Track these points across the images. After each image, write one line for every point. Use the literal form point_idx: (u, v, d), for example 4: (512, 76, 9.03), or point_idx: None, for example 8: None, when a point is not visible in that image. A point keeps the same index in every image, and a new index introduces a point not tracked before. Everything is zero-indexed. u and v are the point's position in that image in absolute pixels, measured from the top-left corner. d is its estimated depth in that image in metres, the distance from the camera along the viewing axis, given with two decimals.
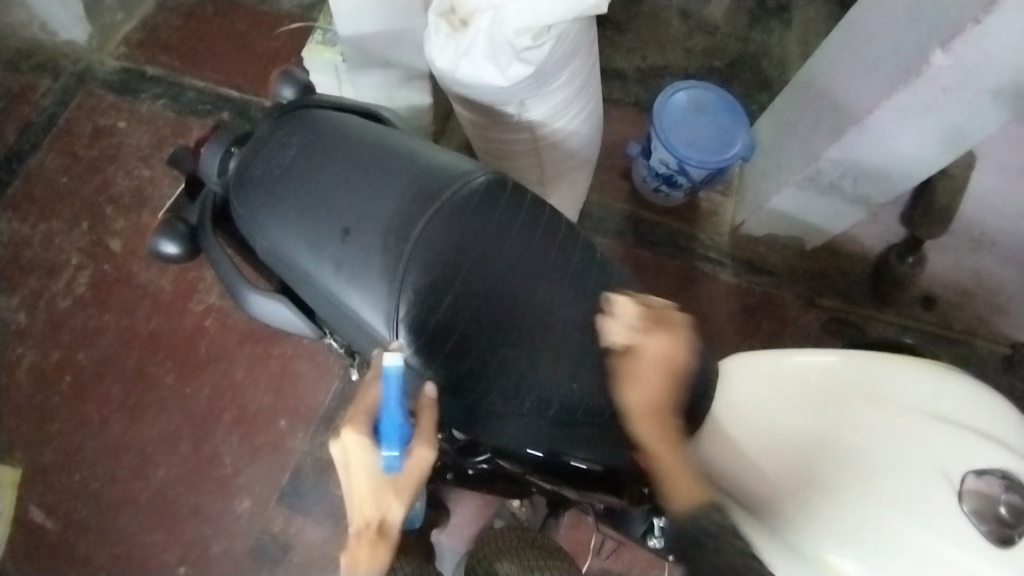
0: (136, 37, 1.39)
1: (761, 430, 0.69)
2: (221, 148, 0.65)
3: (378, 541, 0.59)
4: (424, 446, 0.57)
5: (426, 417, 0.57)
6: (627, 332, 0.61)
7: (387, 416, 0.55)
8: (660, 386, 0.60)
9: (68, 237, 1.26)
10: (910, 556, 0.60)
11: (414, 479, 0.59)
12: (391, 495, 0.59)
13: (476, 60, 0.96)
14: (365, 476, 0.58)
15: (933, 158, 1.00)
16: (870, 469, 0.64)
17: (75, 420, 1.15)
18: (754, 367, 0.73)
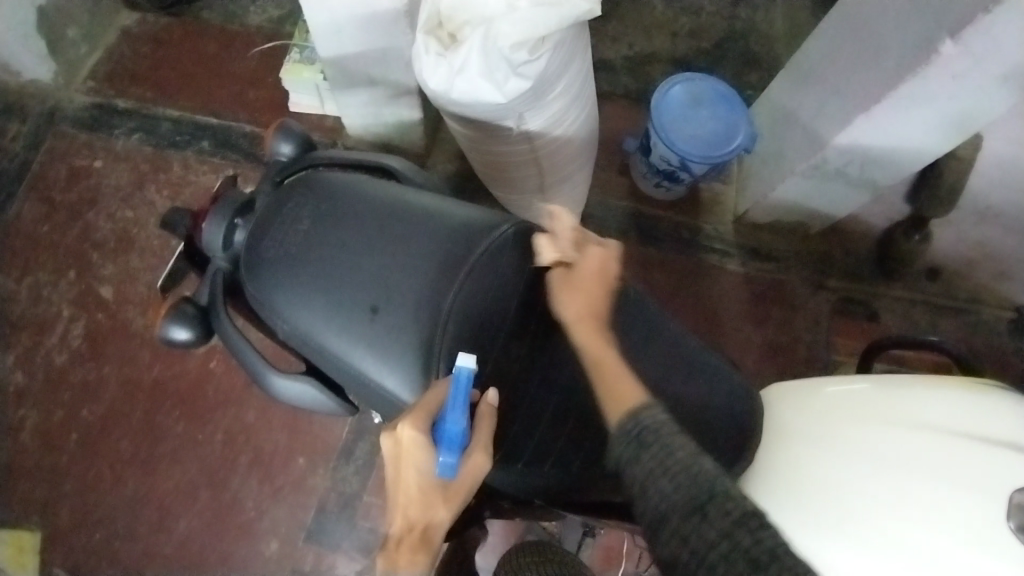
0: (102, 69, 1.33)
1: (794, 455, 0.69)
2: (224, 221, 0.62)
3: (421, 548, 0.54)
4: (482, 453, 0.53)
5: (485, 420, 0.54)
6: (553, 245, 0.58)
7: (452, 418, 0.50)
8: (597, 292, 0.57)
9: (56, 288, 1.21)
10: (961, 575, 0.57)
11: (468, 489, 0.54)
12: (440, 501, 0.53)
13: (471, 78, 0.91)
14: (414, 477, 0.52)
15: (942, 139, 0.98)
16: (905, 487, 0.62)
17: (88, 478, 1.12)
18: (794, 402, 0.75)
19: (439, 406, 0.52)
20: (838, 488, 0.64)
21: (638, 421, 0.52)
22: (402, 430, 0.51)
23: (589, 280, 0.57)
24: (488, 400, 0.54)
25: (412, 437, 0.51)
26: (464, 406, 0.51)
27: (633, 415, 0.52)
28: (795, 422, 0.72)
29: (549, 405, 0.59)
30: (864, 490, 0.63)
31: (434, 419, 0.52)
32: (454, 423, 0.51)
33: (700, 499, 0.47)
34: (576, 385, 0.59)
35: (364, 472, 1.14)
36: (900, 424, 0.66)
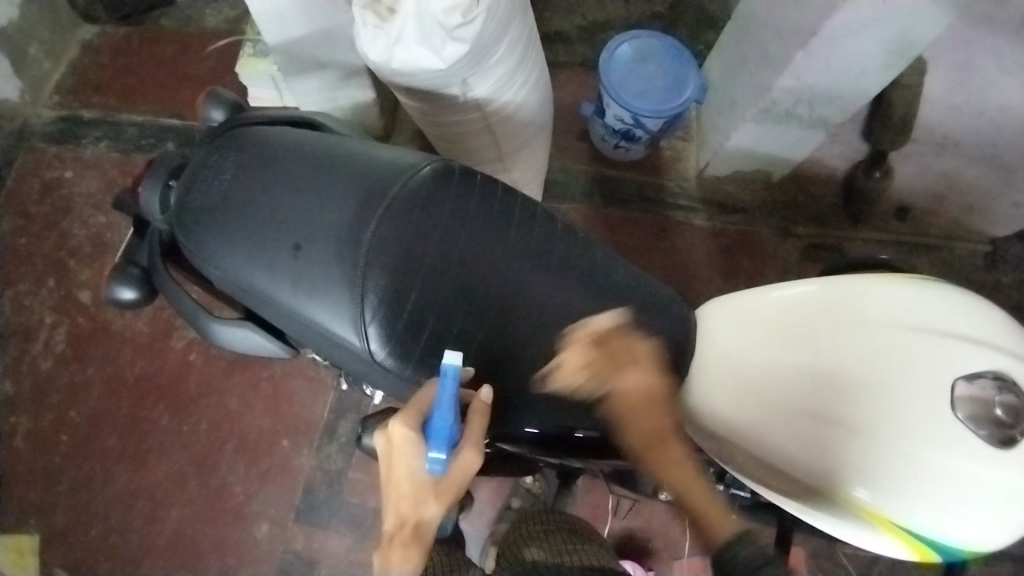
0: (68, 83, 1.36)
1: (747, 361, 0.73)
2: (159, 183, 0.64)
3: (412, 542, 0.57)
4: (473, 452, 0.55)
5: (477, 419, 0.56)
6: (585, 377, 0.61)
7: (437, 418, 0.52)
8: (655, 422, 0.60)
9: (36, 298, 1.24)
10: (916, 473, 0.62)
11: (458, 486, 0.56)
12: (430, 498, 0.56)
13: (410, 46, 0.93)
14: (407, 474, 0.55)
15: (885, 67, 0.99)
16: (856, 386, 0.66)
17: (78, 477, 1.15)
18: (734, 316, 0.76)
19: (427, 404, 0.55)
20: (797, 398, 0.68)
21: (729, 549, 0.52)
22: (394, 428, 0.54)
23: (632, 410, 0.60)
24: (480, 397, 0.56)
25: (402, 433, 0.54)
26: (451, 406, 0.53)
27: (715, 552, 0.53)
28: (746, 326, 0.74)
29: (480, 330, 0.60)
30: (823, 398, 0.67)
31: (424, 418, 0.54)
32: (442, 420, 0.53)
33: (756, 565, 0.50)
34: (505, 310, 0.61)
35: (348, 450, 1.16)
36: (850, 325, 0.69)
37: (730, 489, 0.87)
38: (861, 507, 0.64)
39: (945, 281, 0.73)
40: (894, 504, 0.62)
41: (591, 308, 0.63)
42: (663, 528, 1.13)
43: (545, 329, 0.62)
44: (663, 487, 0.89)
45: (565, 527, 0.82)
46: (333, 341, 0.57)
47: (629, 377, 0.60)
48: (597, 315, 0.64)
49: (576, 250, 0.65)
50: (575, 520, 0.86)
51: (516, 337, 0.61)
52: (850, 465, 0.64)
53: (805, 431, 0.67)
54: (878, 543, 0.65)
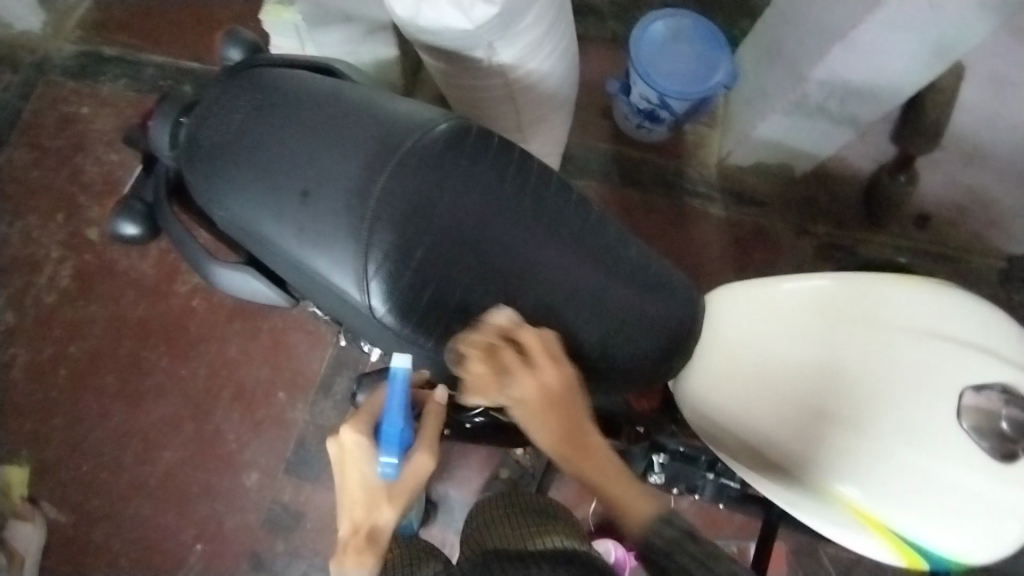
0: (90, 18, 1.34)
1: (752, 352, 0.70)
2: (170, 119, 0.62)
3: (366, 547, 0.57)
4: (424, 453, 0.59)
5: (430, 420, 0.61)
6: (484, 385, 0.55)
7: (389, 419, 0.58)
8: (567, 421, 0.56)
9: (45, 232, 1.24)
10: (914, 480, 0.61)
11: (410, 490, 0.59)
12: (384, 502, 0.58)
13: (439, 4, 0.92)
14: (361, 480, 0.59)
15: (922, 70, 0.97)
16: (859, 389, 0.65)
17: (75, 413, 1.17)
18: (743, 300, 0.72)
19: (377, 412, 0.60)
20: (799, 395, 0.67)
21: (653, 539, 0.53)
22: (345, 433, 0.59)
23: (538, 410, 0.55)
24: (433, 399, 0.62)
25: (354, 438, 0.59)
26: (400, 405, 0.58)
27: (643, 541, 0.53)
28: (753, 318, 0.71)
29: (485, 295, 0.59)
30: (832, 397, 0.66)
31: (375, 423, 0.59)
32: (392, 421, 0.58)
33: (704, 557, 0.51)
34: (510, 277, 0.59)
35: (342, 408, 1.16)
36: (865, 325, 0.68)
37: (720, 479, 0.86)
38: (852, 507, 0.63)
39: (961, 287, 0.71)
40: (887, 508, 0.62)
41: (598, 283, 0.62)
42: None
43: (550, 302, 0.60)
44: (653, 471, 0.86)
45: (535, 509, 0.77)
46: (335, 294, 0.56)
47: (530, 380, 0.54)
48: (603, 292, 0.62)
49: (587, 222, 0.63)
50: (547, 501, 0.80)
51: (522, 307, 0.60)
52: (847, 465, 0.63)
53: (805, 430, 0.66)
54: (867, 546, 0.64)
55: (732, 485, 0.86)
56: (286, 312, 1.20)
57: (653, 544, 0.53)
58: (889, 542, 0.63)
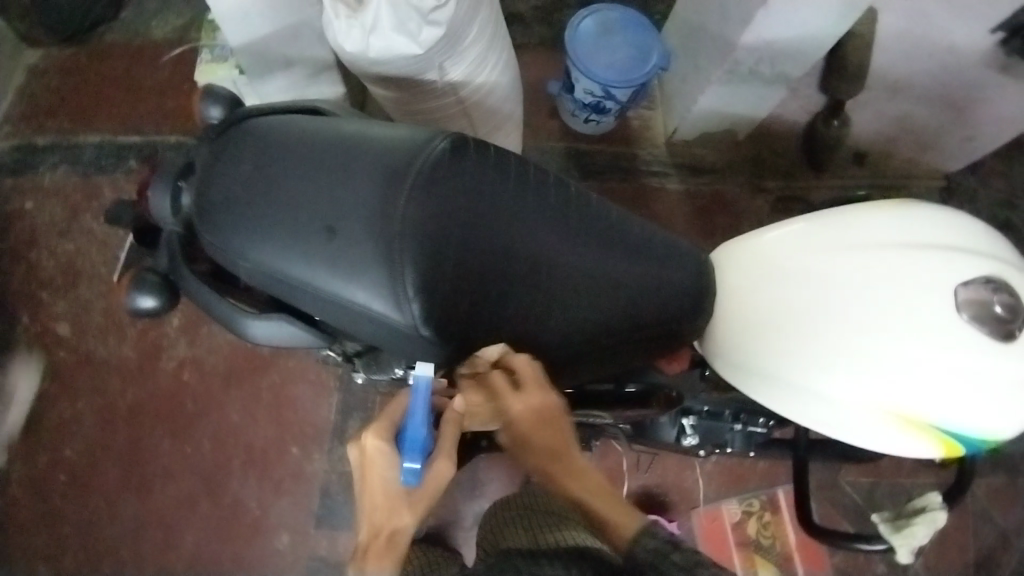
0: (15, 111, 1.30)
1: (764, 297, 0.74)
2: (168, 185, 0.62)
3: (386, 550, 0.62)
4: (445, 463, 0.60)
5: (452, 427, 0.61)
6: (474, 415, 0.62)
7: (411, 427, 0.58)
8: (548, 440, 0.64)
9: (13, 336, 1.20)
10: (937, 375, 0.67)
11: (428, 497, 0.62)
12: (403, 508, 0.61)
13: (386, 33, 0.93)
14: (382, 484, 0.61)
15: (838, 18, 1.04)
16: (859, 305, 0.70)
17: (83, 515, 1.12)
18: (741, 254, 0.78)
19: (399, 418, 0.61)
20: (820, 326, 0.71)
21: (636, 552, 0.59)
22: (366, 439, 0.61)
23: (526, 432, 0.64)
24: (454, 407, 0.61)
25: (375, 445, 0.61)
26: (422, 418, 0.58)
27: (629, 553, 0.59)
28: (744, 268, 0.77)
29: (517, 295, 0.61)
30: (848, 321, 0.70)
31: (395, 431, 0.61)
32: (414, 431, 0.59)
33: (666, 549, 0.58)
34: (536, 273, 0.62)
35: None
36: (859, 251, 0.73)
37: (747, 427, 0.91)
38: (890, 413, 0.68)
39: (922, 202, 0.78)
40: (919, 404, 0.67)
41: (615, 264, 0.65)
42: (678, 481, 1.17)
43: (577, 291, 0.64)
44: (686, 434, 0.92)
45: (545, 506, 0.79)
46: (377, 321, 0.57)
47: (516, 404, 0.62)
48: (621, 272, 0.66)
49: (590, 210, 0.66)
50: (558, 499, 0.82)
51: (552, 300, 0.63)
52: (870, 376, 0.68)
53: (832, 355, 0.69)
54: (909, 445, 0.69)
55: (758, 430, 0.91)
56: (281, 366, 1.18)
57: (637, 556, 0.58)
58: (925, 435, 0.68)
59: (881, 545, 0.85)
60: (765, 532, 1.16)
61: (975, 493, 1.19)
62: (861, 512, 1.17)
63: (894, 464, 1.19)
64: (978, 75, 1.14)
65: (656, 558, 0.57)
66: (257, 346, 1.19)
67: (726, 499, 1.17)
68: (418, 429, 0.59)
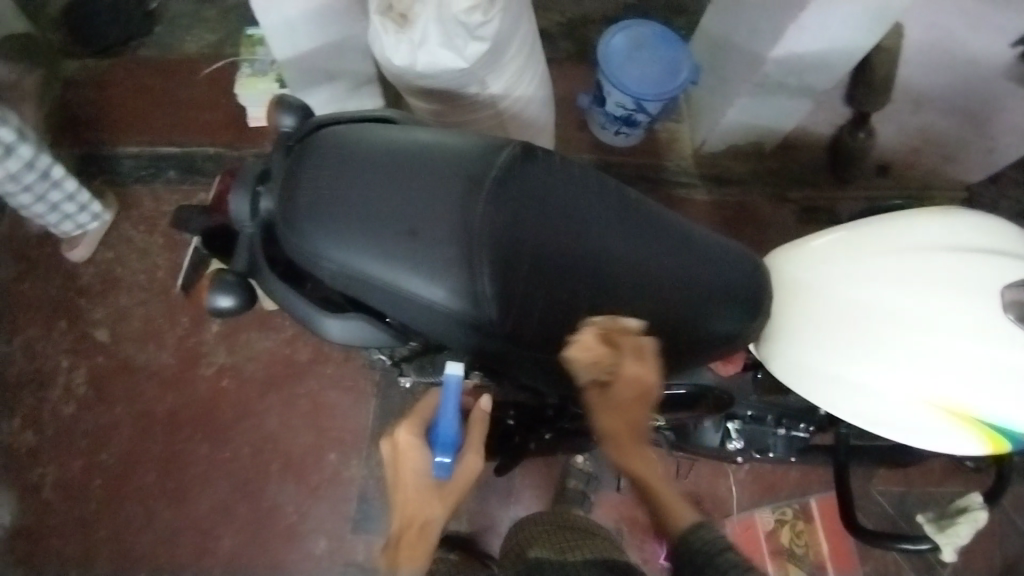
0: (52, 122, 1.33)
1: (810, 301, 0.76)
2: (247, 190, 0.66)
3: (418, 542, 0.66)
4: (473, 454, 0.69)
5: (478, 424, 0.70)
6: (590, 365, 0.61)
7: (444, 423, 0.65)
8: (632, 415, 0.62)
9: (50, 342, 1.21)
10: (984, 371, 0.68)
11: (457, 489, 0.68)
12: (436, 501, 0.67)
13: (432, 48, 0.95)
14: (415, 478, 0.67)
15: (867, 33, 1.07)
16: (905, 305, 0.72)
17: (120, 520, 1.13)
18: (786, 261, 0.80)
19: (429, 416, 0.69)
20: (868, 327, 0.72)
21: (693, 541, 0.58)
22: (401, 434, 0.67)
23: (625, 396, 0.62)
24: (480, 407, 0.71)
25: (408, 439, 0.67)
26: (453, 412, 0.66)
27: (684, 540, 0.59)
28: (790, 273, 0.79)
29: (584, 295, 0.63)
30: (895, 321, 0.71)
31: (427, 427, 0.68)
32: (447, 427, 0.66)
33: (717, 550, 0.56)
34: (602, 273, 0.64)
35: None
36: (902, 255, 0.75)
37: (789, 432, 0.93)
38: (939, 408, 0.70)
39: (960, 209, 0.81)
40: (969, 400, 0.69)
41: (675, 264, 0.67)
42: (711, 488, 1.18)
43: (641, 291, 0.65)
44: (731, 438, 0.96)
45: (577, 525, 0.82)
46: (452, 317, 0.60)
47: (634, 367, 0.61)
48: (682, 274, 0.67)
49: (650, 215, 0.69)
50: (588, 519, 0.86)
51: (615, 299, 0.64)
52: (917, 373, 0.70)
53: (881, 355, 0.71)
54: (954, 441, 0.71)
55: (800, 434, 0.93)
56: (319, 373, 1.19)
57: (691, 547, 0.58)
58: (974, 430, 0.70)
59: (926, 545, 0.86)
60: (798, 541, 1.16)
61: (1004, 503, 1.20)
62: (893, 520, 1.18)
63: (924, 473, 1.21)
64: (1001, 88, 1.16)
65: (712, 553, 0.56)
66: (295, 354, 1.20)
67: (759, 507, 1.18)
68: (451, 422, 0.66)
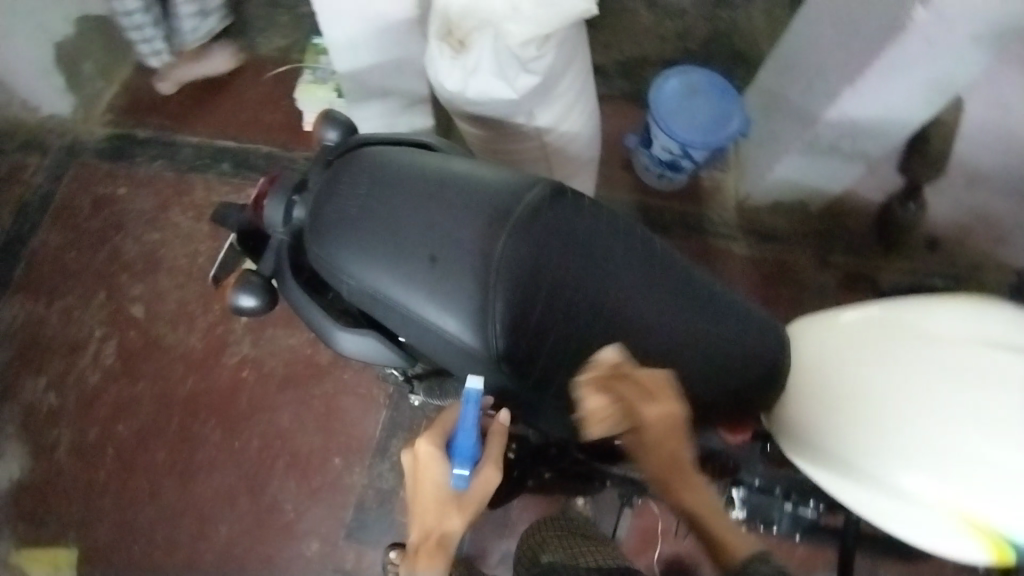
0: (119, 103, 1.40)
1: (826, 378, 0.76)
2: (283, 200, 0.68)
3: (436, 552, 0.67)
4: (491, 468, 0.67)
5: (496, 438, 0.69)
6: (605, 417, 0.62)
7: (462, 437, 0.63)
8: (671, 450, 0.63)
9: (87, 311, 1.26)
10: (996, 479, 0.64)
11: (476, 501, 0.67)
12: (453, 511, 0.67)
13: (485, 77, 0.96)
14: (434, 489, 0.67)
15: (924, 105, 1.05)
16: (921, 394, 0.69)
17: (125, 492, 1.16)
18: (813, 334, 0.80)
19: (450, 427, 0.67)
20: (879, 411, 0.71)
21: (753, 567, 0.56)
22: (421, 445, 0.66)
23: (655, 439, 0.63)
24: (500, 420, 0.68)
25: (428, 450, 0.66)
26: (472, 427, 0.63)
27: (744, 566, 0.57)
28: (814, 348, 0.80)
29: (595, 341, 0.63)
30: (908, 410, 0.69)
31: (448, 438, 0.67)
32: (465, 440, 0.64)
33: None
34: (616, 323, 0.64)
35: (400, 470, 1.17)
36: (931, 343, 0.72)
37: (797, 508, 0.97)
38: (943, 509, 0.66)
39: (1008, 301, 0.76)
40: (976, 506, 0.65)
41: (694, 323, 0.67)
42: None
43: (653, 345, 0.65)
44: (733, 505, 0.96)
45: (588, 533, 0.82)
46: (460, 348, 0.60)
47: (652, 408, 0.61)
48: (697, 333, 0.67)
49: (674, 269, 0.68)
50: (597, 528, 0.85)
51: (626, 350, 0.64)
52: (922, 467, 0.67)
53: (888, 442, 0.69)
54: (959, 547, 0.67)
55: (806, 513, 0.97)
56: (337, 376, 1.21)
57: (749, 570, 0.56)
58: (982, 539, 0.65)
59: None
60: None
61: None
62: None
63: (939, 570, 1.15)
64: None
65: None
66: (315, 355, 1.23)
67: None
68: (468, 436, 0.64)
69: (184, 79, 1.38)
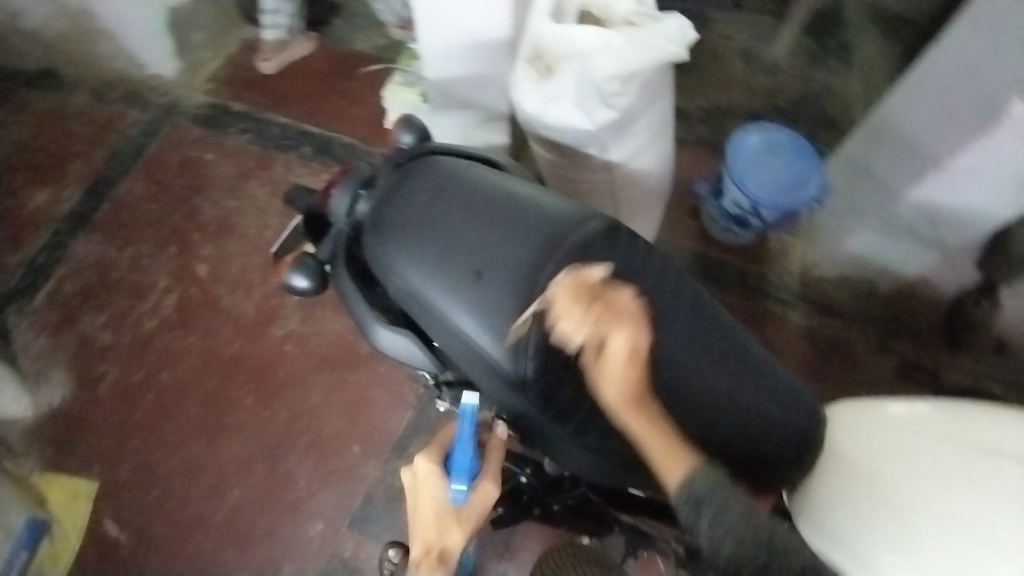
0: (222, 75, 1.48)
1: (859, 465, 0.72)
2: (350, 191, 0.72)
3: (438, 564, 0.65)
4: (489, 481, 0.69)
5: (493, 454, 0.72)
6: (572, 321, 0.56)
7: (459, 449, 0.66)
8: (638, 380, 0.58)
9: (154, 261, 1.33)
10: None
11: (477, 514, 0.68)
12: (454, 525, 0.67)
13: (565, 104, 0.99)
14: (433, 504, 0.68)
15: (1008, 203, 1.02)
16: (960, 504, 0.64)
17: (154, 437, 1.21)
18: (855, 419, 0.77)
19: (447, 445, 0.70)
20: (910, 509, 0.66)
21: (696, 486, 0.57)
22: (420, 461, 0.68)
23: (626, 371, 0.56)
24: (495, 435, 0.73)
25: (427, 466, 0.68)
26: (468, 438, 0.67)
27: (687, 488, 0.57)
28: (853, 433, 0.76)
29: None
30: (942, 516, 0.64)
31: (445, 454, 0.69)
32: (462, 453, 0.67)
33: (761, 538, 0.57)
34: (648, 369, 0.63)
35: None
36: (981, 454, 0.68)
37: None
38: None
39: None
40: None
41: (728, 383, 0.65)
42: None
43: (681, 398, 0.64)
44: None
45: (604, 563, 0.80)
46: (489, 363, 0.61)
47: (625, 331, 0.55)
48: (729, 395, 0.65)
49: (717, 326, 0.67)
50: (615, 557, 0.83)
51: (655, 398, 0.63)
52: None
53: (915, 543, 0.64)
54: None
55: None
56: (372, 368, 1.24)
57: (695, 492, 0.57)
58: None
59: None
60: None
61: None
62: None
63: None
64: None
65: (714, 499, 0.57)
66: (355, 344, 1.26)
67: None
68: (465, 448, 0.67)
69: (285, 55, 1.47)
